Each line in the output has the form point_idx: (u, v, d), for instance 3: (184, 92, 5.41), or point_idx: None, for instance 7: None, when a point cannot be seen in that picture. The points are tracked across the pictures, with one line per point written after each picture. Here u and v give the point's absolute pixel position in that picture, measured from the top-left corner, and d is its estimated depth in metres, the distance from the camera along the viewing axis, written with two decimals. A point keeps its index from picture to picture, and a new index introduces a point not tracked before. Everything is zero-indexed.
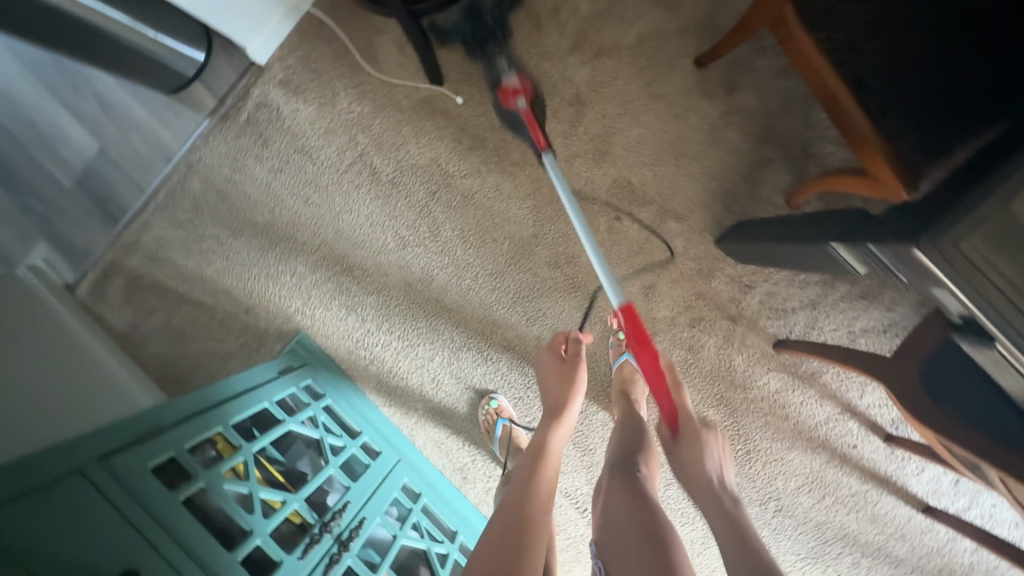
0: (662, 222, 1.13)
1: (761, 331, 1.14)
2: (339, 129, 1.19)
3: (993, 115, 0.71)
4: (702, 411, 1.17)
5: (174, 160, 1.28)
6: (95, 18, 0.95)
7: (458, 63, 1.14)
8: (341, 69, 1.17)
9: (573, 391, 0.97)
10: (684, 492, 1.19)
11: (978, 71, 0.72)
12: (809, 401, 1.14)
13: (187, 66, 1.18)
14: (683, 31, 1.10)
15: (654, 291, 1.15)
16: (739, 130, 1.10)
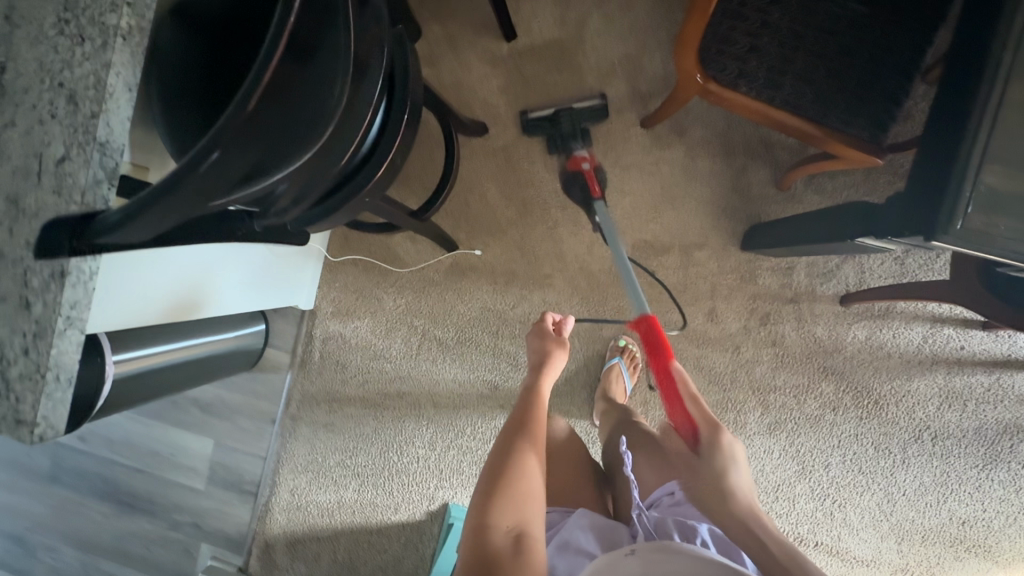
0: (689, 257, 1.26)
1: (822, 297, 1.24)
2: (398, 324, 1.37)
3: (898, 74, 0.83)
4: (818, 388, 1.24)
5: (278, 418, 1.43)
6: (185, 353, 1.10)
7: (463, 226, 1.33)
8: (375, 278, 1.36)
9: (559, 348, 1.04)
10: (845, 464, 1.24)
11: (863, 49, 0.84)
12: (899, 331, 1.22)
13: (256, 339, 1.35)
14: (620, 112, 1.27)
15: (716, 312, 1.26)
16: (706, 157, 1.25)
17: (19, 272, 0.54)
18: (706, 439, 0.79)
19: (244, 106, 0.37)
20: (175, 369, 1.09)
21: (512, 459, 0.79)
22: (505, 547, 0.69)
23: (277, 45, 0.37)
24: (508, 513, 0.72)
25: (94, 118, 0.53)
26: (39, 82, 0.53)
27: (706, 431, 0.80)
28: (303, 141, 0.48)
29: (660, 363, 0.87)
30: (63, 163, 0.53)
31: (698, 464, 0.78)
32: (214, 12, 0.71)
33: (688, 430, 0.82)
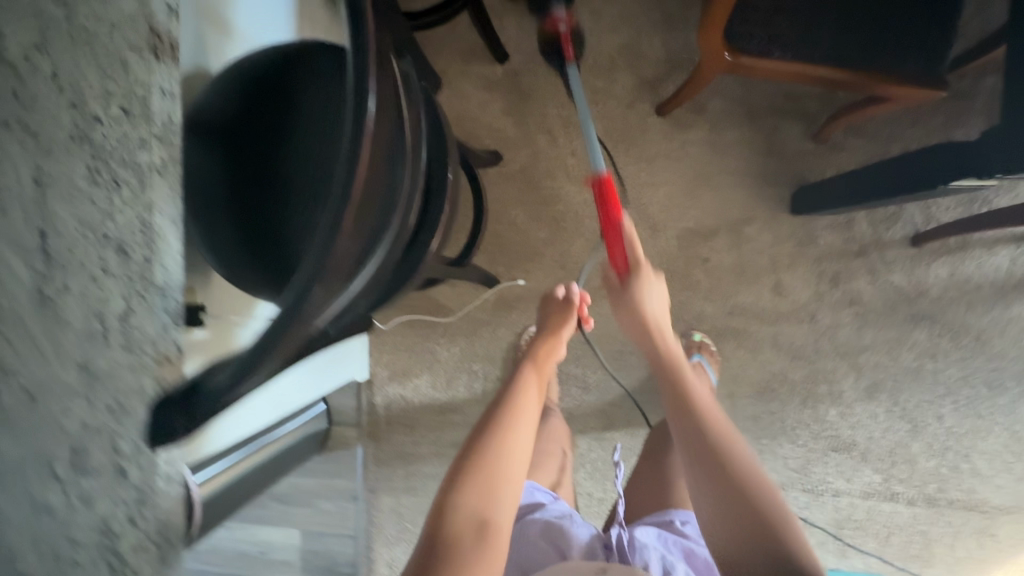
0: (739, 235, 1.20)
1: (891, 243, 1.16)
2: (458, 372, 1.33)
3: (925, 7, 0.80)
4: (910, 338, 1.17)
5: (359, 495, 1.38)
6: (257, 454, 1.07)
7: (499, 258, 1.28)
8: (423, 331, 1.33)
9: (565, 321, 1.02)
10: (960, 410, 1.16)
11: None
12: (982, 259, 1.14)
13: (320, 419, 1.31)
14: (631, 104, 1.22)
15: (782, 285, 1.19)
16: (732, 128, 1.19)
17: (106, 440, 0.51)
18: (633, 277, 0.89)
19: (336, 230, 0.34)
20: (252, 473, 1.06)
21: (495, 429, 0.78)
22: (468, 525, 0.68)
23: (358, 163, 0.34)
24: (477, 493, 0.71)
25: (149, 264, 0.50)
26: (83, 239, 0.50)
27: (638, 268, 0.89)
28: (380, 235, 0.45)
29: (610, 221, 0.81)
30: (127, 317, 0.50)
31: (623, 289, 0.91)
32: (218, 108, 0.67)
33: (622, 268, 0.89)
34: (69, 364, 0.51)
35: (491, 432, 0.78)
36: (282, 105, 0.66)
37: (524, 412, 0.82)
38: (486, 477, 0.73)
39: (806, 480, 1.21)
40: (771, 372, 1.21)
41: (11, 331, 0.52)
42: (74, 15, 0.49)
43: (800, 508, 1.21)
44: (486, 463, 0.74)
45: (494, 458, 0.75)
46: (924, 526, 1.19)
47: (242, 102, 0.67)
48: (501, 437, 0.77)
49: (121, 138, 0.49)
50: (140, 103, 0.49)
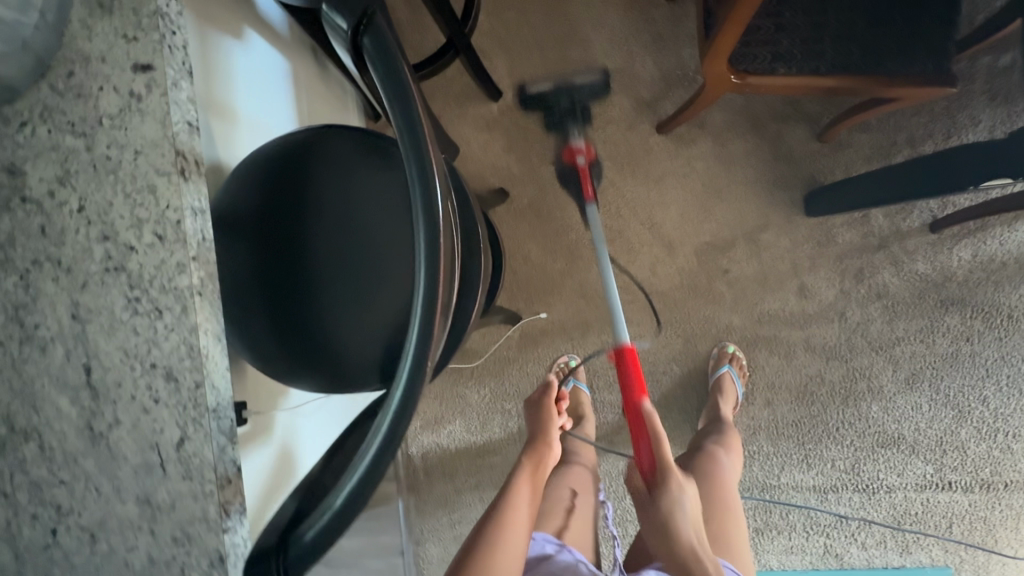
0: (757, 243, 1.19)
1: (910, 232, 1.16)
2: (491, 413, 1.31)
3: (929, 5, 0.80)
4: (943, 324, 1.16)
5: (406, 548, 1.32)
6: None
7: (519, 295, 1.27)
8: (452, 377, 1.31)
9: (548, 428, 1.06)
10: (1003, 389, 1.15)
11: None
12: (1004, 238, 1.14)
13: None
14: (632, 126, 1.22)
15: (807, 287, 1.18)
16: (736, 138, 1.19)
17: (176, 570, 0.49)
18: (665, 492, 0.84)
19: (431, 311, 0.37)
20: None
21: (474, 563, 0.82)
22: None
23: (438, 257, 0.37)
24: None
25: (200, 388, 0.49)
26: (129, 370, 0.49)
27: (663, 474, 0.86)
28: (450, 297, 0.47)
29: (633, 405, 0.88)
30: (183, 445, 0.49)
31: (648, 501, 0.86)
32: (234, 202, 0.66)
33: (645, 466, 0.87)
34: (129, 498, 0.50)
35: (480, 556, 0.82)
36: (299, 196, 0.65)
37: (501, 536, 0.84)
38: None
39: (857, 480, 1.19)
40: (808, 375, 1.19)
41: (63, 472, 0.50)
42: (96, 145, 0.48)
43: (855, 508, 1.19)
44: None
45: None
46: (983, 512, 1.16)
47: (259, 196, 0.65)
48: (477, 570, 0.80)
49: (157, 264, 0.48)
50: (173, 227, 0.48)
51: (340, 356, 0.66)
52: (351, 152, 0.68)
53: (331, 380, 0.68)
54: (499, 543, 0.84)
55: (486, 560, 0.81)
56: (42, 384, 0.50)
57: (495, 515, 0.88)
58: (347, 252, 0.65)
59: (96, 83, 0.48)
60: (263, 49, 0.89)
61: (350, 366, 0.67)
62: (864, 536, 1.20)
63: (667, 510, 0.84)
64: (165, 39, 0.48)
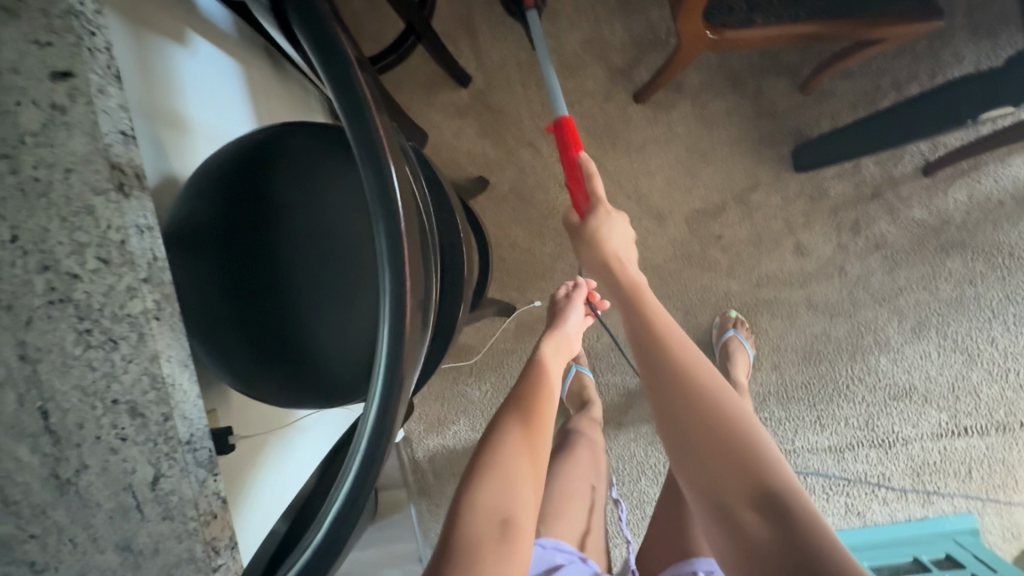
0: (749, 204, 1.16)
1: (903, 177, 1.13)
2: (495, 408, 1.28)
3: None
4: (945, 269, 1.13)
5: (423, 554, 1.30)
6: None
7: (510, 283, 1.23)
8: (451, 375, 1.28)
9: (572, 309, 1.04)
10: (1011, 329, 1.13)
11: None
12: (999, 174, 1.11)
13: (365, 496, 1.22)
14: (609, 98, 1.18)
15: (803, 245, 1.15)
16: (716, 99, 1.15)
17: None
18: (593, 215, 0.92)
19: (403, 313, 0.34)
20: None
21: (499, 423, 0.78)
22: (489, 529, 0.66)
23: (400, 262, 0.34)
24: (490, 492, 0.69)
25: (169, 421, 0.44)
26: (91, 410, 0.45)
27: (596, 211, 0.92)
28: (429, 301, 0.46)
29: (572, 161, 0.89)
30: (158, 484, 0.45)
31: (584, 229, 0.93)
32: (195, 215, 0.62)
33: (584, 204, 0.93)
34: (108, 547, 0.46)
35: (508, 420, 0.78)
36: (262, 201, 0.61)
37: (523, 395, 0.82)
38: (488, 466, 0.72)
39: (873, 435, 1.17)
40: (813, 335, 1.17)
41: (34, 526, 0.46)
42: (22, 168, 0.43)
43: (874, 464, 1.18)
44: (490, 463, 0.72)
45: (493, 452, 0.74)
46: (1001, 454, 1.15)
47: (222, 207, 0.61)
48: (504, 431, 0.76)
49: (106, 291, 0.44)
50: (119, 249, 0.44)
51: (324, 370, 0.62)
52: (311, 150, 0.64)
53: (320, 396, 0.65)
54: (521, 404, 0.81)
55: (509, 424, 0.78)
56: None
57: (527, 382, 0.85)
58: (319, 256, 0.60)
59: (11, 98, 0.43)
60: (211, 53, 0.84)
61: (337, 377, 0.63)
62: (885, 492, 1.18)
63: (614, 254, 0.91)
64: (82, 41, 0.43)
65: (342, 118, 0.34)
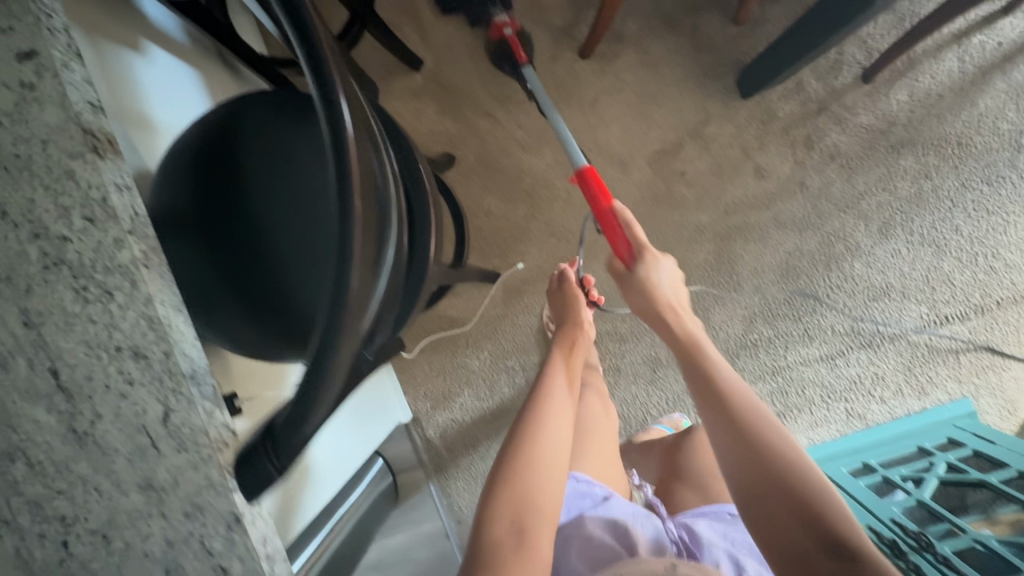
0: (705, 138, 1.21)
1: (845, 88, 1.18)
2: (496, 374, 1.31)
3: None
4: (901, 168, 1.18)
5: (449, 529, 1.32)
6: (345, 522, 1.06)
7: (492, 251, 1.27)
8: (449, 349, 1.31)
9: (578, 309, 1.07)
10: (972, 213, 1.17)
11: None
12: (935, 69, 1.16)
13: (386, 476, 1.25)
14: (557, 58, 1.23)
15: (763, 167, 1.20)
16: (657, 42, 1.21)
17: (196, 544, 0.49)
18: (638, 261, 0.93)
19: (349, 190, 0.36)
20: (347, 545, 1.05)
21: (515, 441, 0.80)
22: (507, 535, 0.68)
23: (344, 148, 0.36)
24: (506, 507, 0.71)
25: (170, 357, 0.48)
26: (97, 361, 0.48)
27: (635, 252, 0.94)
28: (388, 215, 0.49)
29: (602, 212, 0.89)
30: (170, 418, 0.48)
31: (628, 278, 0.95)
32: (171, 196, 0.65)
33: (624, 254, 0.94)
34: (131, 488, 0.49)
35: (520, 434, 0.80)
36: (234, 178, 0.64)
37: (530, 451, 0.78)
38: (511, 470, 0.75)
39: (860, 338, 1.21)
40: (787, 252, 1.21)
41: (59, 481, 0.49)
42: (3, 145, 0.47)
43: (865, 365, 1.22)
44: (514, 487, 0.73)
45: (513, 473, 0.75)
46: (985, 335, 1.19)
47: (197, 186, 0.64)
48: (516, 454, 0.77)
49: (96, 247, 0.47)
50: (102, 207, 0.47)
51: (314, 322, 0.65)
52: (272, 117, 0.67)
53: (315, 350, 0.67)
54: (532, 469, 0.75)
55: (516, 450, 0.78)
56: (14, 400, 0.49)
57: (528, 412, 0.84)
58: (296, 227, 0.63)
59: None
60: (169, 61, 0.89)
61: None
62: (881, 392, 1.22)
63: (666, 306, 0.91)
64: (41, 21, 0.47)
65: (281, 18, 0.36)
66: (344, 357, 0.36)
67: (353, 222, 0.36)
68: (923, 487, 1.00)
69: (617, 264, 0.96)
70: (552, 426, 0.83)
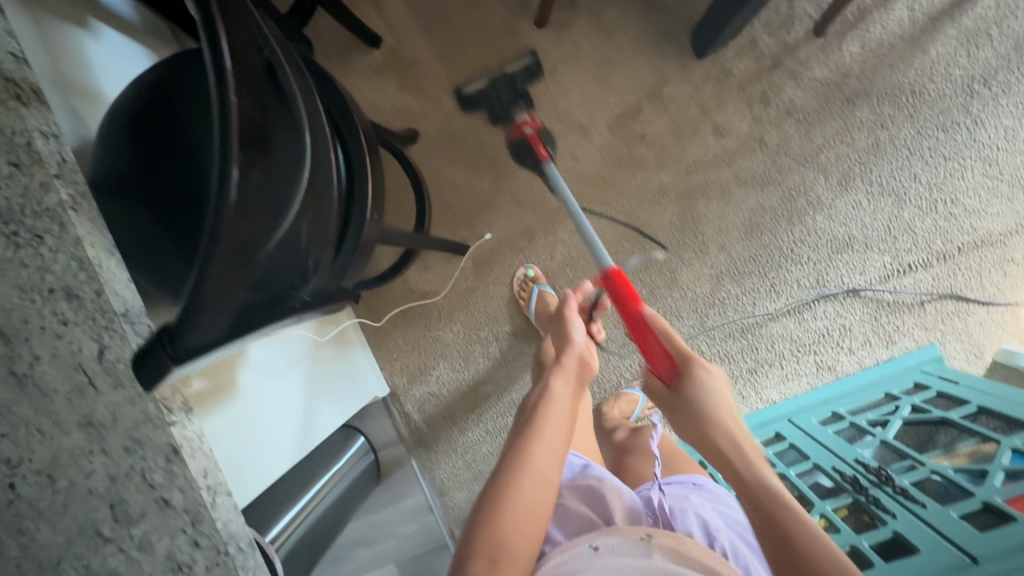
0: (662, 99, 1.22)
1: (798, 43, 1.19)
2: (470, 345, 1.32)
3: None
4: (856, 120, 1.19)
5: (432, 503, 1.33)
6: (319, 497, 1.08)
7: (459, 222, 1.28)
8: (423, 323, 1.32)
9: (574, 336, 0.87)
10: (928, 161, 1.18)
11: None
12: (885, 20, 1.18)
13: (366, 454, 1.27)
14: (514, 29, 1.24)
15: (721, 126, 1.22)
16: (610, 8, 1.22)
17: (137, 478, 0.50)
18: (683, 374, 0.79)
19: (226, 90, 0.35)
20: (321, 522, 1.07)
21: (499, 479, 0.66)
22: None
23: (217, 55, 0.35)
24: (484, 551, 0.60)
25: (101, 295, 0.49)
26: (29, 303, 0.49)
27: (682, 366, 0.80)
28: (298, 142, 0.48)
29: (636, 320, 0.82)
30: (105, 355, 0.50)
31: (676, 398, 0.79)
32: (108, 159, 0.66)
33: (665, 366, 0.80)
34: (71, 427, 0.50)
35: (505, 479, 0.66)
36: (174, 146, 0.65)
37: (522, 498, 0.64)
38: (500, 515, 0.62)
39: (825, 291, 1.22)
40: (750, 209, 1.22)
41: None
42: None
43: (832, 317, 1.23)
44: (496, 532, 0.61)
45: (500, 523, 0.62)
46: (948, 281, 1.20)
47: (136, 151, 0.65)
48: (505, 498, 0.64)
49: (23, 192, 0.48)
50: (27, 151, 0.48)
51: None
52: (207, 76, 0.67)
53: None
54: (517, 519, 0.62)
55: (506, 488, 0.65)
56: None
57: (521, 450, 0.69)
58: None
59: None
60: (118, 40, 0.89)
61: None
62: (849, 343, 1.23)
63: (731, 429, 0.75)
64: None
65: None
66: (225, 254, 0.36)
67: (228, 121, 0.35)
68: (888, 428, 1.01)
69: (653, 380, 0.83)
70: (547, 469, 0.68)
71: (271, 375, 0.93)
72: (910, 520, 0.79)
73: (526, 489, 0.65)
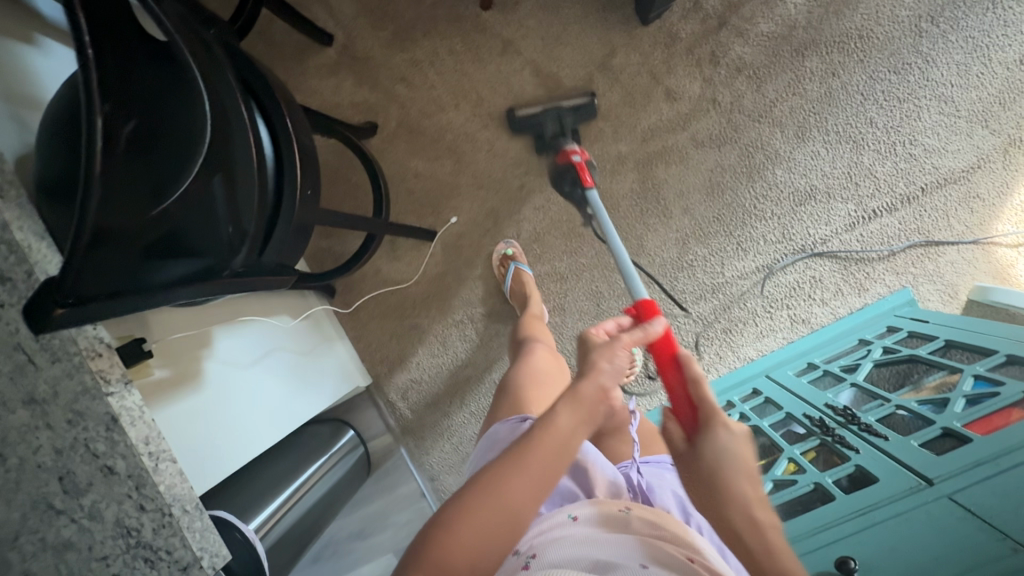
0: (612, 69, 1.23)
1: (742, 1, 1.20)
2: (447, 330, 1.34)
3: None
4: (806, 70, 1.19)
5: (425, 490, 1.33)
6: (306, 487, 1.09)
7: (425, 209, 1.30)
8: (399, 312, 1.34)
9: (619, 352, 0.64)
10: (882, 105, 1.19)
11: None
12: None
13: (357, 446, 1.27)
14: (461, 15, 1.26)
15: (673, 90, 1.22)
16: None
17: (82, 449, 0.53)
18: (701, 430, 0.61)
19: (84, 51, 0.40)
20: (309, 513, 1.08)
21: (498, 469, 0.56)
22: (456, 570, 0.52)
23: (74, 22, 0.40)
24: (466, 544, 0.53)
25: (33, 276, 0.51)
26: None
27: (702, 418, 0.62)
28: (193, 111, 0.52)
29: (661, 353, 0.66)
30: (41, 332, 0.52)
31: (692, 453, 0.61)
32: None
33: (684, 414, 0.64)
34: None
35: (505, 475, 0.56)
36: None
37: (515, 492, 0.55)
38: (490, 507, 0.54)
39: (792, 245, 1.22)
40: (709, 170, 1.23)
41: None
42: None
43: (802, 271, 1.22)
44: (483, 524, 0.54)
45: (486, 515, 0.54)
46: (915, 224, 1.20)
47: (47, 155, 0.63)
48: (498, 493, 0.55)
49: None
50: None
51: None
52: None
53: None
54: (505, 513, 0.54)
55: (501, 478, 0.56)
56: None
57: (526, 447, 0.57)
58: None
59: None
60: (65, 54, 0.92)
61: None
62: (822, 295, 1.22)
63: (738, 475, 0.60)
64: None
65: None
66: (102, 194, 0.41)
67: (89, 77, 0.39)
68: (858, 371, 1.01)
69: (669, 426, 0.65)
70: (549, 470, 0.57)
71: (239, 365, 0.95)
72: (874, 454, 0.79)
73: (514, 490, 0.55)
